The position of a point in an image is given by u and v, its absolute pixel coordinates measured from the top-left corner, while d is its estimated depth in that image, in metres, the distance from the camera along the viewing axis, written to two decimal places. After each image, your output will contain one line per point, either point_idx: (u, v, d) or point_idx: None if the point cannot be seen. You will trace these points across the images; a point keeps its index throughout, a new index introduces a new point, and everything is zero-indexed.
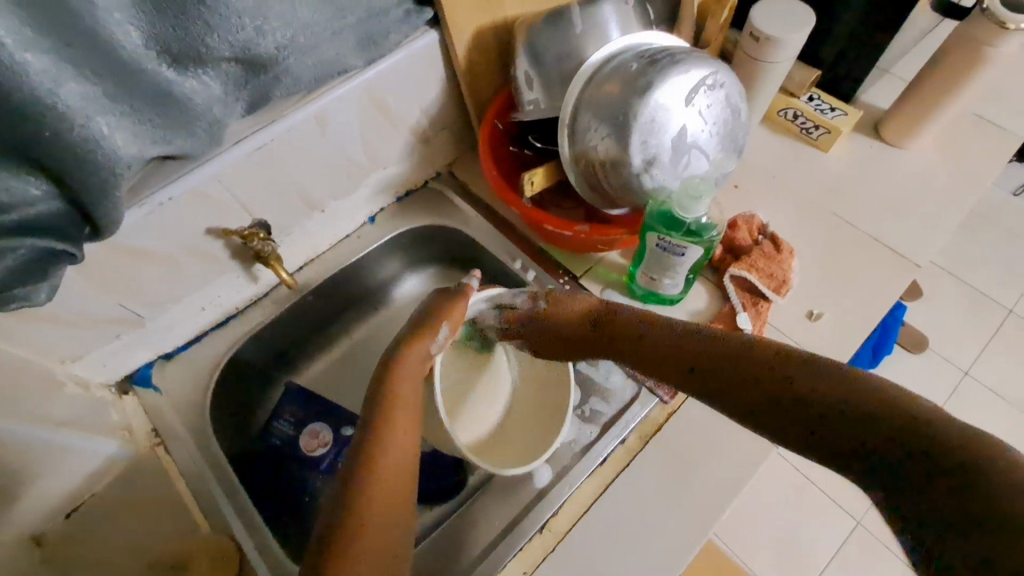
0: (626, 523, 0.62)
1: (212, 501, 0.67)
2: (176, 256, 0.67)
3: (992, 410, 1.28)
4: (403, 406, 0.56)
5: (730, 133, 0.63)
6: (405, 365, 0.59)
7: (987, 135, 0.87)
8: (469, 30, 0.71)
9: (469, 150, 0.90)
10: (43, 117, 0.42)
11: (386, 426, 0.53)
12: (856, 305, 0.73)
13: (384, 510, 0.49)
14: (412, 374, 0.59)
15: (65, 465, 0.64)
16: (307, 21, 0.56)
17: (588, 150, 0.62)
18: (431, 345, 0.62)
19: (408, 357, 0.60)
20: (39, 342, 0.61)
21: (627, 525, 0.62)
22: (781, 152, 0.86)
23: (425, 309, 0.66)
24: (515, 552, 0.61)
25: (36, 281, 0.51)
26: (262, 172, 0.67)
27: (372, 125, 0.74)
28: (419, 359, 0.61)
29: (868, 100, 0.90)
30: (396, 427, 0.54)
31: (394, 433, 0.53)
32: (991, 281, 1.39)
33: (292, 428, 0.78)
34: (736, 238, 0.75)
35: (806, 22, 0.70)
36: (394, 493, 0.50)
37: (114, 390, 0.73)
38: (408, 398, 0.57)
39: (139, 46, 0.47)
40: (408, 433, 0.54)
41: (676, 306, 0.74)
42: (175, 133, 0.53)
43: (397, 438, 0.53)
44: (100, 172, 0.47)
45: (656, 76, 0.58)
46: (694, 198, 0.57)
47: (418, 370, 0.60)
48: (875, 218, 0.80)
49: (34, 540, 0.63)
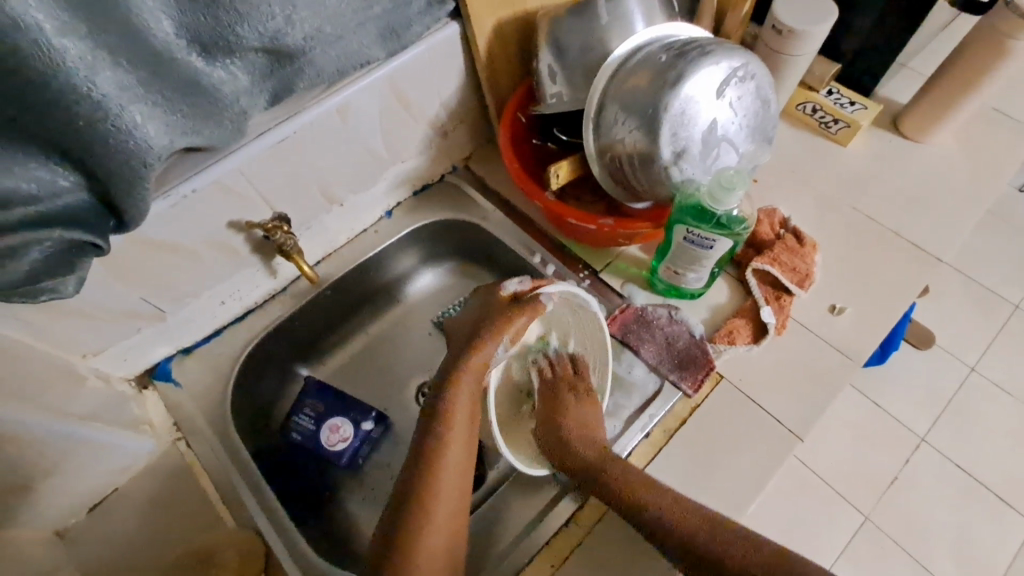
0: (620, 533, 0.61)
1: (235, 493, 0.67)
2: (198, 250, 0.66)
3: (1000, 405, 1.29)
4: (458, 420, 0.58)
5: (758, 125, 0.63)
6: (460, 387, 0.59)
7: (1003, 129, 0.86)
8: (490, 21, 0.70)
9: (487, 143, 0.90)
10: (76, 107, 0.42)
11: (437, 452, 0.56)
12: (877, 299, 0.73)
13: (439, 532, 0.52)
14: (472, 384, 0.60)
15: (89, 462, 0.64)
16: (334, 11, 0.55)
17: (615, 143, 0.62)
18: (490, 358, 0.62)
19: (462, 376, 0.60)
20: (58, 336, 0.61)
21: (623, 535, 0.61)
22: (799, 147, 0.86)
23: (479, 318, 0.65)
24: (541, 546, 0.61)
25: (64, 274, 0.50)
26: (285, 163, 0.67)
27: (392, 118, 0.73)
28: (477, 382, 0.60)
29: (885, 94, 0.90)
30: (450, 454, 0.56)
31: (448, 458, 0.56)
32: (997, 276, 1.39)
33: (312, 423, 0.77)
34: (759, 233, 0.75)
35: (829, 16, 0.70)
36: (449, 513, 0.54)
37: (134, 384, 0.72)
38: (462, 419, 0.58)
39: (171, 35, 0.46)
40: (457, 457, 0.56)
41: (698, 300, 0.74)
42: (203, 124, 0.52)
43: (450, 465, 0.56)
44: (129, 162, 0.47)
45: (687, 68, 0.58)
46: (726, 190, 0.57)
47: (475, 384, 0.60)
48: (894, 212, 0.79)
49: (57, 534, 0.65)
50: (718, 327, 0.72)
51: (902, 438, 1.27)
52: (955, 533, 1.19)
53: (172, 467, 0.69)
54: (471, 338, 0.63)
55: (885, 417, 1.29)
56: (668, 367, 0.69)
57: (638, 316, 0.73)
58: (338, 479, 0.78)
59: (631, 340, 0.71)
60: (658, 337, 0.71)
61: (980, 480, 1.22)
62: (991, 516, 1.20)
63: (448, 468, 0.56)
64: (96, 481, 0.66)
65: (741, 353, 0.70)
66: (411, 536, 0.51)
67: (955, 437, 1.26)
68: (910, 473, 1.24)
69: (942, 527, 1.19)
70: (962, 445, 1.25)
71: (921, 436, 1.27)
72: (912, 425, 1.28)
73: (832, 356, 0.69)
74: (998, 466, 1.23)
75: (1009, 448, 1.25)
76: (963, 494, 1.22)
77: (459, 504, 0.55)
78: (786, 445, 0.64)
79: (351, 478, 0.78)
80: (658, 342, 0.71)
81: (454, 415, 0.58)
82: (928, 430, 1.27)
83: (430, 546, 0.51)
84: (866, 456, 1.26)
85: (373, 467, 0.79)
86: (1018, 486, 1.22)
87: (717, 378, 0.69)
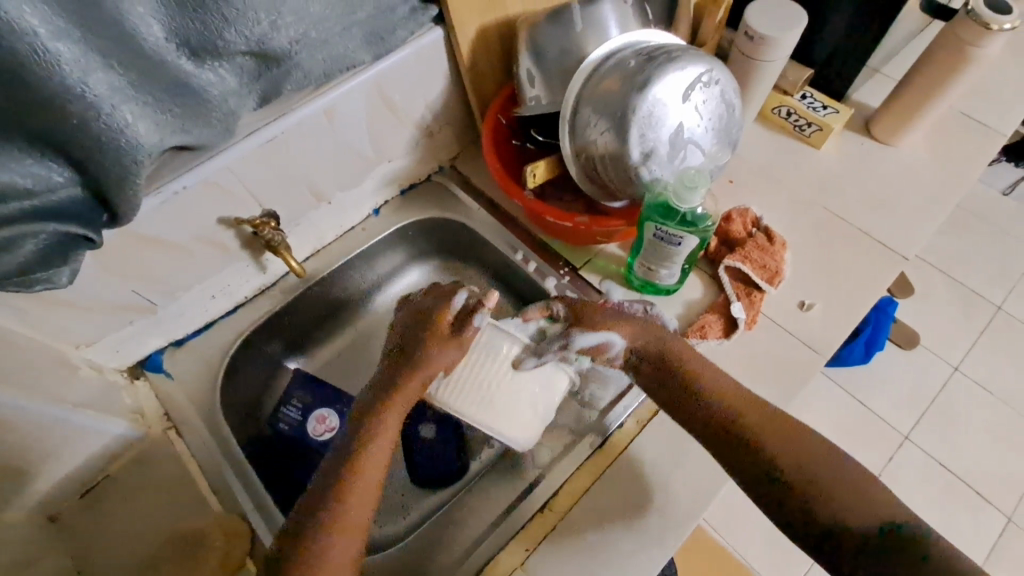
0: (598, 522, 0.63)
1: (222, 479, 0.69)
2: (187, 244, 0.68)
3: (982, 404, 1.31)
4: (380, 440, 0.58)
5: (725, 128, 0.65)
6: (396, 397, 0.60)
7: (973, 133, 0.89)
8: (473, 27, 0.73)
9: (472, 144, 0.93)
10: (69, 106, 0.45)
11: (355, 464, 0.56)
12: (847, 296, 0.75)
13: (343, 540, 0.53)
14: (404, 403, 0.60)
15: (81, 448, 0.66)
16: (318, 17, 0.57)
17: (589, 144, 0.65)
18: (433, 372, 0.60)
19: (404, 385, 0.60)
20: (53, 325, 0.63)
21: (597, 525, 0.63)
22: (773, 149, 0.89)
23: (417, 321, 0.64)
24: (516, 531, 0.63)
25: (58, 265, 0.53)
26: (273, 164, 0.69)
27: (377, 119, 0.76)
28: (404, 404, 0.60)
29: (858, 98, 0.93)
30: (369, 469, 0.56)
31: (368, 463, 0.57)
32: (980, 278, 1.43)
33: (299, 413, 0.79)
34: (731, 231, 0.78)
35: (798, 22, 0.72)
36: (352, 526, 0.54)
37: (125, 374, 0.75)
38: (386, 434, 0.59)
39: (162, 39, 0.49)
40: (376, 471, 0.57)
41: (673, 296, 0.77)
42: (192, 123, 0.55)
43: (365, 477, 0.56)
44: (122, 160, 0.49)
45: (655, 72, 0.60)
46: (689, 188, 0.60)
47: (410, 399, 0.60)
48: (865, 212, 0.82)
49: (50, 519, 0.67)
50: (692, 322, 0.74)
51: (886, 436, 1.29)
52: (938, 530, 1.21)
53: (160, 452, 0.71)
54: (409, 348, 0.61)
55: (868, 415, 1.32)
56: None
57: None
58: None
59: None
60: None
61: (962, 477, 1.25)
62: (971, 513, 1.22)
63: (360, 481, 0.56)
64: (88, 467, 0.68)
65: (712, 346, 0.72)
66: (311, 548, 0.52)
67: (937, 435, 1.29)
68: (893, 470, 1.26)
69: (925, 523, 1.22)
70: (945, 444, 1.28)
71: (904, 434, 1.29)
72: (895, 424, 1.30)
73: (800, 350, 0.72)
74: (979, 465, 1.26)
75: (989, 447, 1.27)
76: (944, 491, 1.24)
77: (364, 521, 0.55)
78: None
79: None
80: None
81: (381, 430, 0.59)
82: (911, 429, 1.30)
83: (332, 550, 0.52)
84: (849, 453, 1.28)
85: None
86: (999, 485, 1.24)
87: None
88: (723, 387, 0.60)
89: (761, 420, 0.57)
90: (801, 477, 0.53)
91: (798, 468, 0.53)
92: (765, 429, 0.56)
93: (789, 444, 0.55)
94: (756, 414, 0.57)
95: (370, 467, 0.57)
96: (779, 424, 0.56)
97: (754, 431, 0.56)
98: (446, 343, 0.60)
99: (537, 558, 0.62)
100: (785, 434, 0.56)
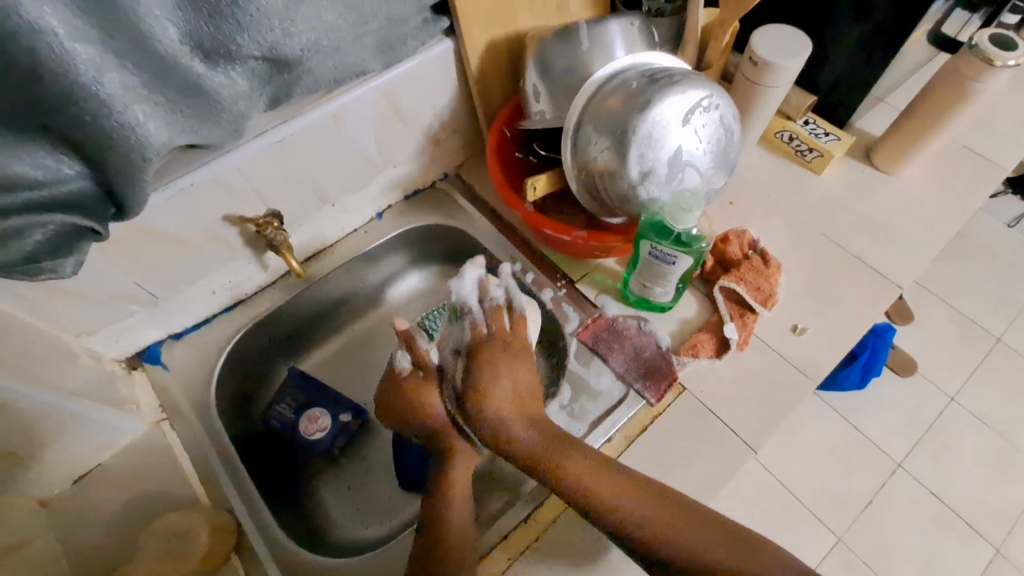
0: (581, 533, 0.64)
1: (213, 476, 0.70)
2: (192, 239, 0.70)
3: (977, 436, 1.31)
4: (460, 441, 0.68)
5: (723, 152, 0.66)
6: (444, 413, 0.69)
7: (975, 166, 0.90)
8: (482, 40, 0.74)
9: (477, 153, 0.94)
10: (83, 103, 0.46)
11: (447, 464, 0.66)
12: (841, 323, 0.76)
13: (458, 522, 0.61)
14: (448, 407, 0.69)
15: (75, 435, 0.67)
16: (331, 25, 0.58)
17: (589, 160, 0.66)
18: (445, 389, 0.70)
19: (441, 408, 0.69)
20: (55, 315, 0.64)
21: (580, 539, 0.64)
22: (774, 173, 0.90)
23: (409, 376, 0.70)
24: (500, 539, 0.64)
25: (64, 254, 0.54)
26: (279, 165, 0.70)
27: (384, 125, 0.77)
28: (468, 437, 0.69)
29: (861, 126, 0.94)
30: (457, 464, 0.66)
31: (456, 466, 0.66)
32: (981, 310, 1.43)
33: (293, 412, 0.81)
34: (728, 252, 0.78)
35: (803, 50, 0.73)
36: (460, 506, 0.62)
37: (124, 365, 0.76)
38: (459, 436, 0.68)
39: (177, 43, 0.50)
40: (463, 482, 0.65)
41: (668, 314, 0.77)
42: (202, 123, 0.56)
43: (457, 470, 0.66)
44: (131, 155, 0.51)
45: (657, 94, 0.62)
46: (684, 210, 0.61)
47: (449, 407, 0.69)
48: (862, 240, 0.83)
49: (41, 503, 0.68)
50: (685, 339, 0.75)
51: (879, 463, 1.29)
52: (925, 558, 1.21)
53: (153, 445, 0.73)
54: (423, 388, 0.69)
55: (863, 441, 1.31)
56: (634, 376, 0.72)
57: (609, 326, 0.76)
58: (315, 468, 0.81)
59: (601, 349, 0.75)
60: (627, 347, 0.74)
61: (952, 507, 1.25)
62: (959, 543, 1.22)
63: (456, 477, 0.65)
64: (82, 455, 0.69)
65: (703, 366, 0.73)
66: (437, 535, 0.59)
67: (931, 464, 1.29)
68: (884, 497, 1.26)
69: (913, 551, 1.21)
70: (937, 473, 1.28)
71: (898, 461, 1.29)
72: (889, 451, 1.30)
73: (792, 373, 0.72)
74: (970, 496, 1.26)
75: (982, 479, 1.27)
76: (933, 520, 1.24)
77: (466, 502, 0.63)
78: (742, 457, 0.67)
79: (328, 469, 0.82)
80: (626, 352, 0.74)
81: (455, 470, 0.66)
82: (905, 456, 1.30)
83: (455, 526, 0.60)
84: (842, 477, 1.28)
85: (348, 458, 0.82)
86: (988, 516, 1.24)
87: (680, 389, 0.72)
88: (595, 474, 0.57)
89: (592, 472, 0.57)
90: (657, 534, 0.53)
91: (670, 551, 0.52)
92: (599, 481, 0.56)
93: (649, 517, 0.54)
94: (582, 465, 0.57)
95: (460, 463, 0.66)
96: (606, 472, 0.57)
97: (587, 488, 0.56)
98: (435, 386, 0.69)
99: (518, 569, 0.62)
100: (625, 479, 0.57)
